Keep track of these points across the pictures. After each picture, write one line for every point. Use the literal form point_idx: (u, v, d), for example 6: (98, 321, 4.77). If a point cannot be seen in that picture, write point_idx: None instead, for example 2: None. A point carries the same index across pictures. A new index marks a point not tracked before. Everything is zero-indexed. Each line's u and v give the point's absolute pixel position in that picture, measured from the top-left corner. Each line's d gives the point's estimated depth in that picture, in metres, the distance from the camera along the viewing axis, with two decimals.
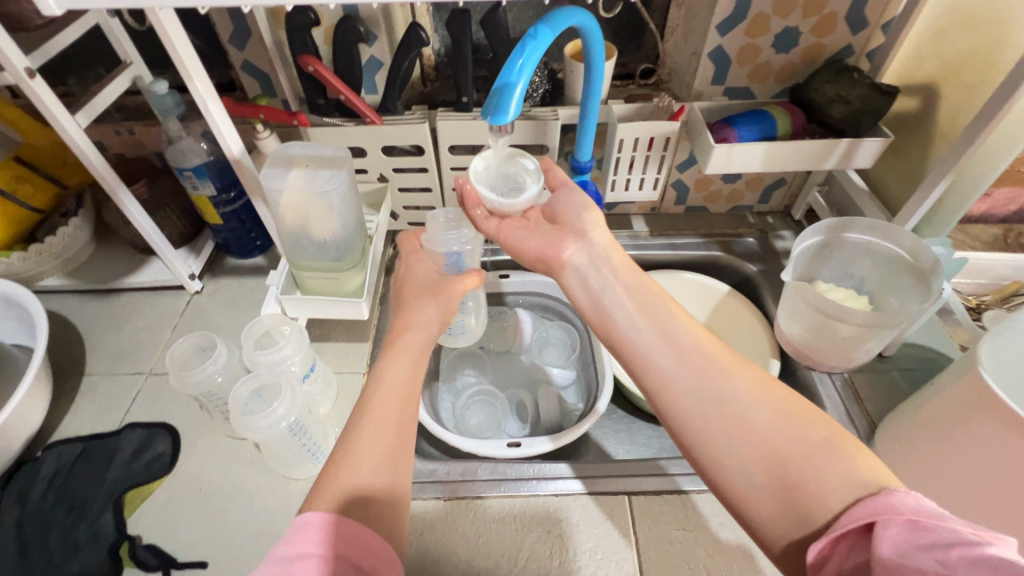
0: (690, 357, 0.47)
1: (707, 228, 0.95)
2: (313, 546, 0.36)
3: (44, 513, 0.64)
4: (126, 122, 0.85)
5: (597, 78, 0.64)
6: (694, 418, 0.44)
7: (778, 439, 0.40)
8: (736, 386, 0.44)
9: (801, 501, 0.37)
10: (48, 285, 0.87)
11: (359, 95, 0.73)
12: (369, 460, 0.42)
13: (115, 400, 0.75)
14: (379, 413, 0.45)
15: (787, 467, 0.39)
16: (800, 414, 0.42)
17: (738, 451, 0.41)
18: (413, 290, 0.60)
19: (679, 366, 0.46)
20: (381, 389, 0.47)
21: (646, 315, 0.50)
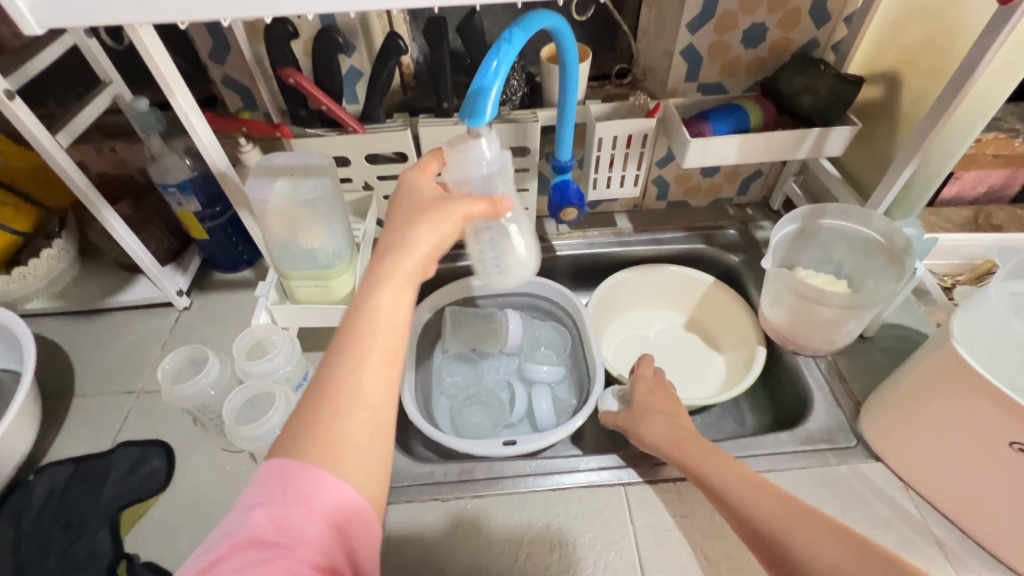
0: (748, 507, 0.49)
1: (689, 221, 0.97)
2: (276, 496, 0.38)
3: (39, 535, 0.64)
4: (108, 141, 0.85)
5: (573, 79, 0.66)
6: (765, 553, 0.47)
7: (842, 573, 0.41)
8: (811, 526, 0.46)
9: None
10: (34, 307, 0.87)
11: (340, 105, 0.74)
12: (357, 410, 0.42)
13: (107, 419, 0.75)
14: (371, 352, 0.44)
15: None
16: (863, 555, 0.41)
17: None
18: (416, 205, 0.53)
19: (741, 521, 0.49)
20: (375, 321, 0.45)
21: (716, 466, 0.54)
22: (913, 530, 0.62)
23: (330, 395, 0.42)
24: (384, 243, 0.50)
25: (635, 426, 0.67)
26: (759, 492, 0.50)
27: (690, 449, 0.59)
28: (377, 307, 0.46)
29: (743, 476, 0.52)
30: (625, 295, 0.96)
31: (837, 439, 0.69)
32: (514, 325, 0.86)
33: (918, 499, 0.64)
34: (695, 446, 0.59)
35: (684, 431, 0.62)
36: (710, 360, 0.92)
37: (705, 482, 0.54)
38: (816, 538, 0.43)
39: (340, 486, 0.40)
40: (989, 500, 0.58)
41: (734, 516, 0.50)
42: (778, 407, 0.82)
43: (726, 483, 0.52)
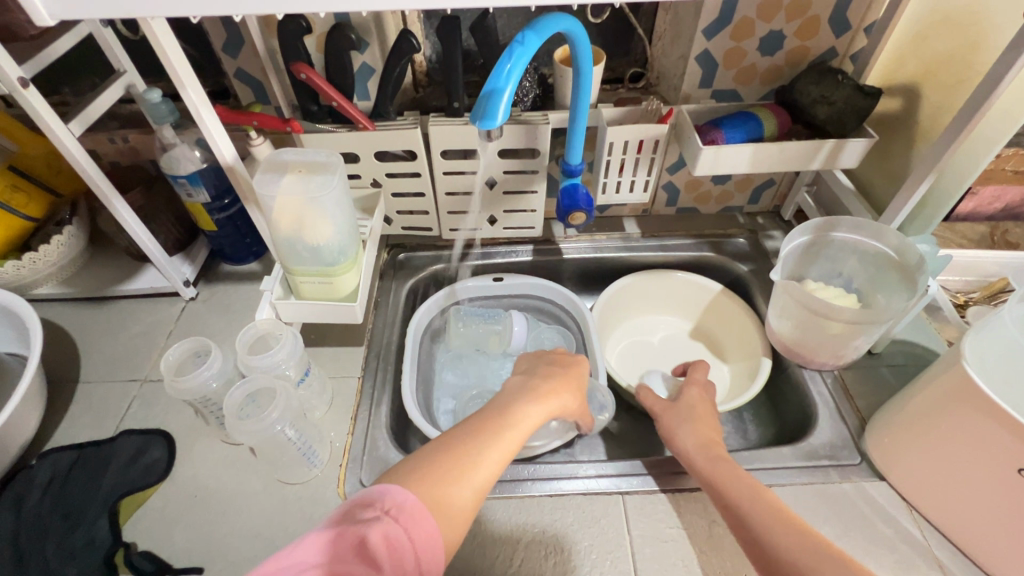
0: (760, 528, 0.50)
1: (698, 229, 0.96)
2: (392, 514, 0.42)
3: (39, 520, 0.64)
4: (121, 130, 0.86)
5: (585, 83, 0.65)
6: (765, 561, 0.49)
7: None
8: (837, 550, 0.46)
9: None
10: (43, 293, 0.88)
11: (350, 101, 0.73)
12: (474, 480, 0.47)
13: (110, 406, 0.76)
14: (502, 442, 0.50)
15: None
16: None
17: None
18: (555, 382, 0.60)
19: (748, 531, 0.51)
20: (511, 429, 0.52)
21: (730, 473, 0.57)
22: (915, 552, 0.61)
23: (459, 457, 0.48)
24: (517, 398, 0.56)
25: (670, 421, 0.67)
26: (781, 513, 0.51)
27: (716, 458, 0.60)
28: (518, 415, 0.53)
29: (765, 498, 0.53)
30: (630, 301, 0.95)
31: (841, 456, 0.69)
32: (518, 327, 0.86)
33: (922, 521, 0.63)
34: (715, 461, 0.59)
35: (719, 447, 0.62)
36: (715, 370, 0.91)
37: (722, 491, 0.55)
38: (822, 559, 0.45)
39: (434, 537, 0.42)
40: (994, 525, 0.57)
41: (744, 529, 0.52)
42: (782, 420, 0.81)
43: (743, 497, 0.54)
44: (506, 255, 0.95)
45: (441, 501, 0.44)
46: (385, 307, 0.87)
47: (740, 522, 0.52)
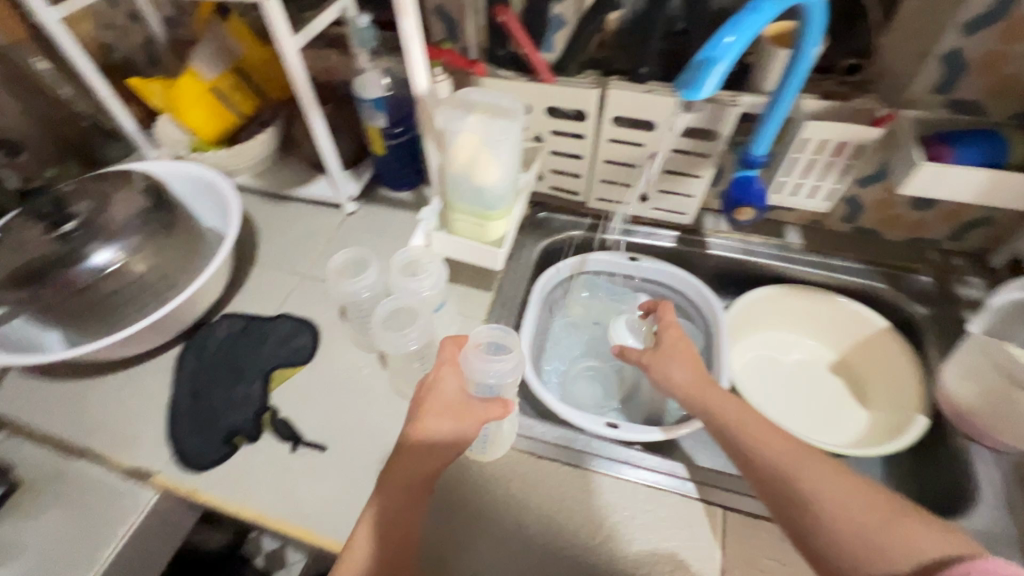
0: (767, 455, 0.57)
1: (874, 255, 0.85)
2: None
3: (212, 368, 0.77)
4: (325, 50, 0.94)
5: (801, 66, 0.59)
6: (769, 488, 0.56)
7: (861, 516, 0.51)
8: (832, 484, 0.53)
9: (878, 566, 0.48)
10: (239, 182, 1.02)
11: (537, 52, 0.73)
12: (363, 566, 0.52)
13: (274, 291, 0.87)
14: (375, 515, 0.54)
15: (867, 543, 0.50)
16: (885, 505, 0.52)
17: (818, 531, 0.52)
18: (435, 407, 0.57)
19: (749, 460, 0.58)
20: (389, 504, 0.55)
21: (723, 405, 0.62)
22: None
23: (347, 555, 0.53)
24: (401, 445, 0.57)
25: (661, 367, 0.69)
26: (778, 443, 0.58)
27: (706, 390, 0.64)
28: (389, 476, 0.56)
29: (754, 426, 0.60)
30: (769, 313, 0.88)
31: (996, 551, 0.59)
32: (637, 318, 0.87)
33: None
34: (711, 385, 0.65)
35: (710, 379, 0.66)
36: (850, 411, 0.82)
37: (726, 426, 0.61)
38: (829, 482, 0.54)
39: None
40: None
41: (746, 459, 0.58)
42: (923, 489, 0.71)
43: (747, 429, 0.60)
44: (647, 236, 0.91)
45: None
46: (517, 261, 0.89)
47: (750, 463, 0.58)
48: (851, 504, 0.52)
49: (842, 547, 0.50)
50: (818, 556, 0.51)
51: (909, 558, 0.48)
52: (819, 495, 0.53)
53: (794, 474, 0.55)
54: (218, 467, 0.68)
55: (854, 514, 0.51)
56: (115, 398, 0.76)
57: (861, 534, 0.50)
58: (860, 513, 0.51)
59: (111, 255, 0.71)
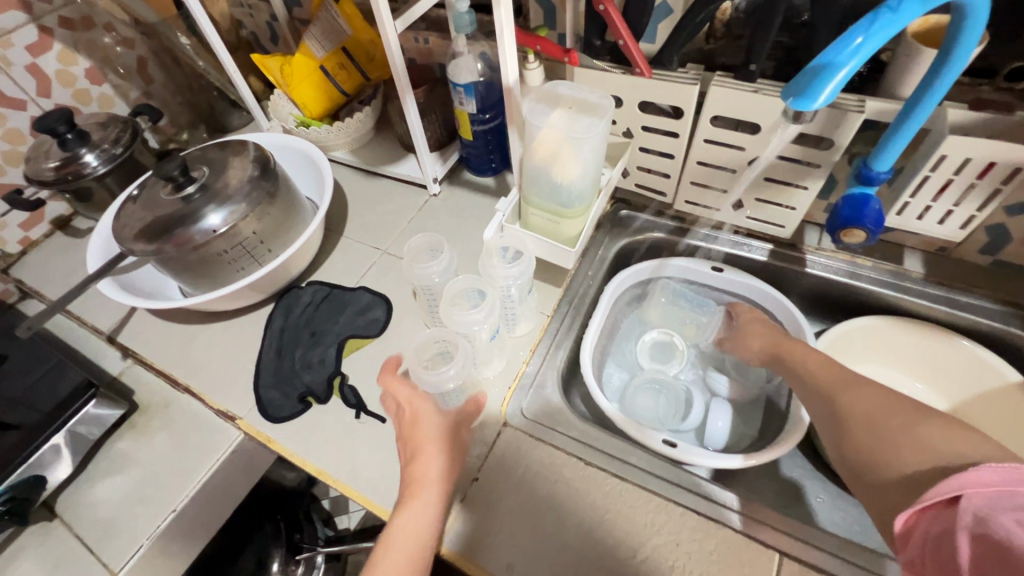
0: (818, 378, 0.63)
1: (1016, 296, 0.72)
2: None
3: (296, 330, 0.84)
4: (425, 32, 0.96)
5: (950, 72, 0.50)
6: (817, 407, 0.61)
7: (886, 420, 0.52)
8: (861, 397, 0.56)
9: (886, 464, 0.49)
10: (337, 156, 1.08)
11: (637, 42, 0.69)
12: (412, 543, 0.55)
13: (357, 263, 0.92)
14: (419, 494, 0.58)
15: (881, 442, 0.50)
16: (924, 413, 0.51)
17: (843, 437, 0.55)
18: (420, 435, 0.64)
19: (802, 385, 0.64)
20: (418, 487, 0.59)
21: (791, 344, 0.70)
22: None
23: (389, 536, 0.56)
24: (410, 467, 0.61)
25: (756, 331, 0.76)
26: (831, 369, 0.63)
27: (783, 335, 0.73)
28: (416, 465, 0.61)
29: (814, 358, 0.66)
30: (874, 346, 0.79)
31: None
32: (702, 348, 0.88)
33: None
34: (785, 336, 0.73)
35: (780, 336, 0.73)
36: None
37: (790, 360, 0.68)
38: (861, 395, 0.56)
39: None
40: None
41: (801, 384, 0.65)
42: None
43: (806, 361, 0.66)
44: (737, 246, 0.84)
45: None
46: (592, 258, 0.86)
47: (804, 384, 0.64)
48: (880, 412, 0.53)
49: (858, 448, 0.52)
50: (845, 458, 0.53)
51: (920, 456, 0.47)
52: (849, 405, 0.56)
53: (833, 391, 0.59)
54: (291, 422, 0.74)
55: (880, 419, 0.52)
56: (216, 345, 0.85)
57: (880, 434, 0.51)
58: (885, 419, 0.52)
59: (221, 219, 0.78)
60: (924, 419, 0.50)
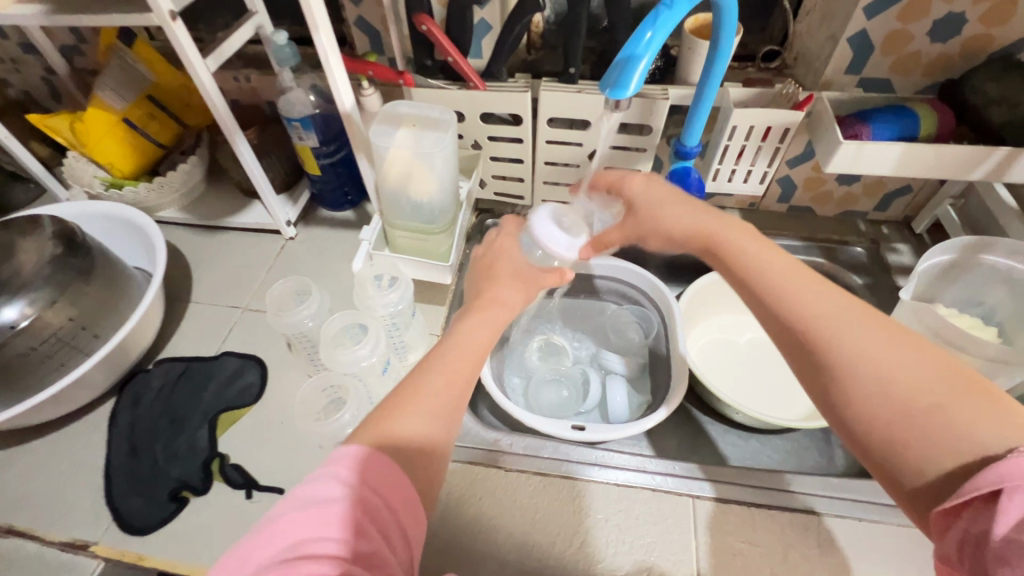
0: (799, 310, 0.42)
1: (811, 232, 0.88)
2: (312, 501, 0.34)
3: (151, 420, 0.72)
4: (245, 70, 0.90)
5: (722, 56, 0.60)
6: (798, 343, 0.42)
7: (909, 391, 0.36)
8: (865, 334, 0.39)
9: (921, 454, 0.35)
10: (166, 216, 0.96)
11: (465, 58, 0.72)
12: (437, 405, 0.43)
13: (215, 328, 0.82)
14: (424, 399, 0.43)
15: (909, 422, 0.36)
16: (948, 373, 0.37)
17: (849, 401, 0.38)
18: (507, 268, 0.57)
19: (768, 310, 0.45)
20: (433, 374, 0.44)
21: (746, 249, 0.48)
22: None
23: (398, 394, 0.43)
24: (479, 288, 0.56)
25: (650, 226, 0.57)
26: (808, 286, 0.43)
27: (732, 241, 0.50)
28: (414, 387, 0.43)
29: (780, 266, 0.46)
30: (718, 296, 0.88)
31: None
32: (542, 224, 0.55)
33: None
34: (718, 229, 0.51)
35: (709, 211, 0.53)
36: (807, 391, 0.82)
37: (763, 288, 0.45)
38: (866, 335, 0.39)
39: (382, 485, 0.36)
40: None
41: (765, 308, 0.45)
42: None
43: (763, 270, 0.46)
44: None
45: (406, 423, 0.41)
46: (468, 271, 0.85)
47: (772, 310, 0.44)
48: (909, 375, 0.37)
49: (876, 418, 0.37)
50: (847, 432, 0.39)
51: (958, 443, 0.34)
52: (849, 352, 0.39)
53: (817, 323, 0.41)
54: (166, 526, 0.63)
55: (903, 388, 0.36)
56: (44, 465, 0.69)
57: (904, 404, 0.36)
58: (908, 387, 0.36)
59: (17, 312, 0.65)
60: (967, 391, 0.35)
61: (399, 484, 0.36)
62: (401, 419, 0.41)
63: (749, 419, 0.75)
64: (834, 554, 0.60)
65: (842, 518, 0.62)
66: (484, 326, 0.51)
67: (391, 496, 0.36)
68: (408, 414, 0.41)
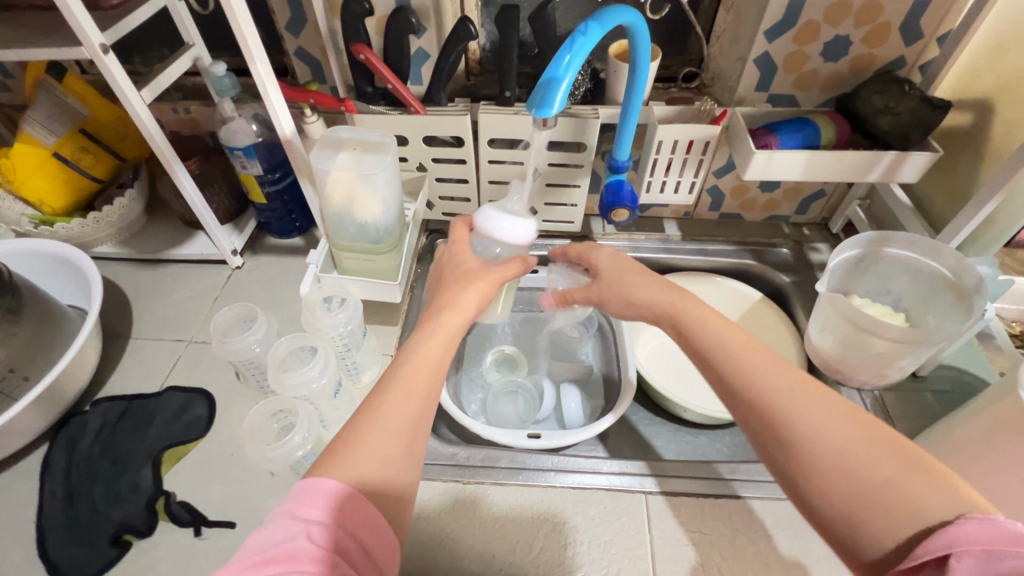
0: (758, 384, 0.43)
1: (740, 236, 0.94)
2: (283, 537, 0.34)
3: (90, 462, 0.69)
4: (184, 101, 0.90)
5: (641, 79, 0.65)
6: (759, 422, 0.43)
7: (864, 467, 0.38)
8: (823, 410, 0.41)
9: (879, 531, 0.36)
10: (103, 251, 0.93)
11: (405, 84, 0.75)
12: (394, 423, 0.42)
13: (157, 363, 0.79)
14: (389, 414, 0.43)
15: (869, 502, 0.37)
16: (895, 446, 0.38)
17: (814, 481, 0.39)
18: (455, 273, 0.57)
19: (730, 385, 0.45)
20: (415, 376, 0.46)
21: (704, 322, 0.50)
22: None
23: (364, 420, 0.42)
24: (440, 300, 0.54)
25: (620, 277, 0.58)
26: (766, 364, 0.44)
27: (688, 314, 0.51)
28: (376, 409, 0.43)
29: (741, 341, 0.47)
30: None
31: None
32: (491, 215, 0.61)
33: None
34: (674, 297, 0.53)
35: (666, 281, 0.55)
36: None
37: (721, 363, 0.46)
38: (824, 414, 0.40)
39: (361, 515, 0.37)
40: None
41: (726, 382, 0.46)
42: None
43: (721, 345, 0.47)
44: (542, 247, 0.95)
45: (363, 452, 0.40)
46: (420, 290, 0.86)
47: (732, 385, 0.45)
48: (862, 451, 0.38)
49: (837, 496, 0.38)
50: (808, 509, 0.40)
51: (911, 519, 0.35)
52: (812, 431, 0.40)
53: (778, 400, 0.42)
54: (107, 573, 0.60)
55: (861, 464, 0.38)
56: None
57: (861, 483, 0.37)
58: (864, 465, 0.38)
59: None
60: (920, 469, 0.37)
61: (365, 515, 0.37)
62: (368, 439, 0.41)
63: (696, 416, 0.78)
64: (778, 534, 0.63)
65: (784, 500, 0.66)
66: (445, 346, 0.50)
67: (359, 534, 0.36)
68: (366, 440, 0.41)
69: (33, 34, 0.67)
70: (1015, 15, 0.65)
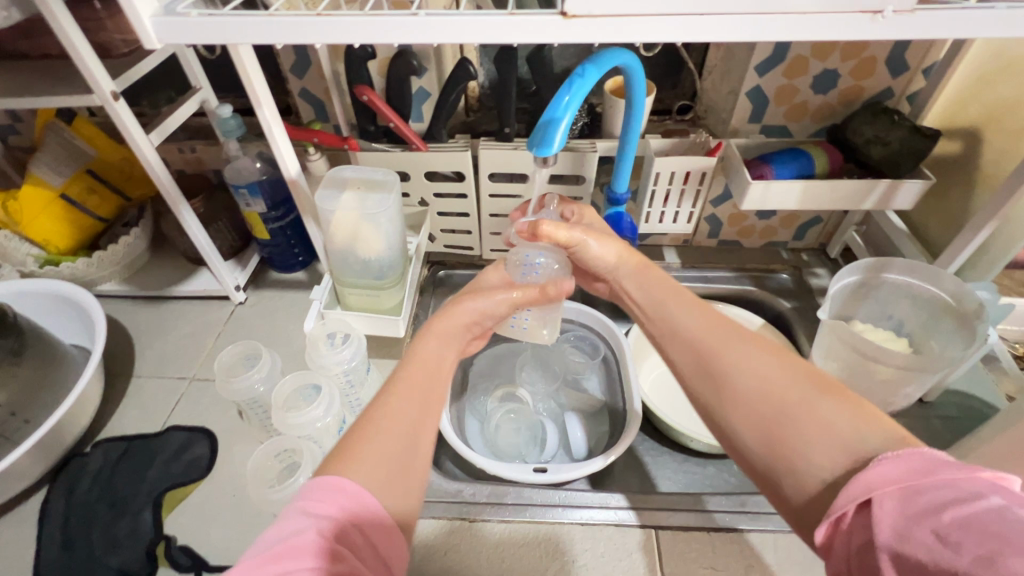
0: (692, 335, 0.46)
1: (739, 263, 0.94)
2: (279, 533, 0.33)
3: (88, 506, 0.67)
4: (189, 141, 0.92)
5: (637, 117, 0.66)
6: (692, 367, 0.45)
7: (787, 395, 0.39)
8: (746, 351, 0.43)
9: (797, 460, 0.37)
10: (106, 289, 0.94)
11: (406, 122, 0.76)
12: (393, 424, 0.40)
13: (158, 403, 0.79)
14: (399, 408, 0.41)
15: (786, 431, 0.38)
16: (820, 382, 0.40)
17: (738, 417, 0.40)
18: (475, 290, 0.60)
19: (669, 338, 0.48)
20: (437, 377, 0.46)
21: (655, 291, 0.53)
22: None
23: (365, 421, 0.40)
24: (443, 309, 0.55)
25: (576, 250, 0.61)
26: (701, 315, 0.48)
27: (641, 284, 0.56)
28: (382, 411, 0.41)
29: (683, 301, 0.50)
30: None
31: None
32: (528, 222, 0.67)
33: None
34: (634, 277, 0.58)
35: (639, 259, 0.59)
36: None
37: (664, 321, 0.50)
38: (747, 353, 0.42)
39: (358, 501, 0.35)
40: None
41: (667, 337, 0.48)
42: None
43: (667, 307, 0.50)
44: None
45: (365, 455, 0.38)
46: (423, 322, 0.86)
47: (671, 338, 0.48)
48: (781, 383, 0.40)
49: (758, 429, 0.39)
50: (739, 450, 0.40)
51: (825, 445, 0.36)
52: (734, 367, 0.42)
53: (707, 345, 0.44)
54: None
55: (779, 395, 0.39)
56: None
57: (779, 412, 0.38)
58: (787, 394, 0.39)
59: None
60: (836, 398, 0.38)
61: (372, 510, 0.35)
62: (381, 430, 0.39)
63: (706, 446, 0.77)
64: (792, 568, 0.62)
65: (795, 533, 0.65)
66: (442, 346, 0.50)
67: (359, 523, 0.35)
68: (372, 442, 0.38)
69: (45, 83, 0.69)
70: (997, 48, 0.67)
